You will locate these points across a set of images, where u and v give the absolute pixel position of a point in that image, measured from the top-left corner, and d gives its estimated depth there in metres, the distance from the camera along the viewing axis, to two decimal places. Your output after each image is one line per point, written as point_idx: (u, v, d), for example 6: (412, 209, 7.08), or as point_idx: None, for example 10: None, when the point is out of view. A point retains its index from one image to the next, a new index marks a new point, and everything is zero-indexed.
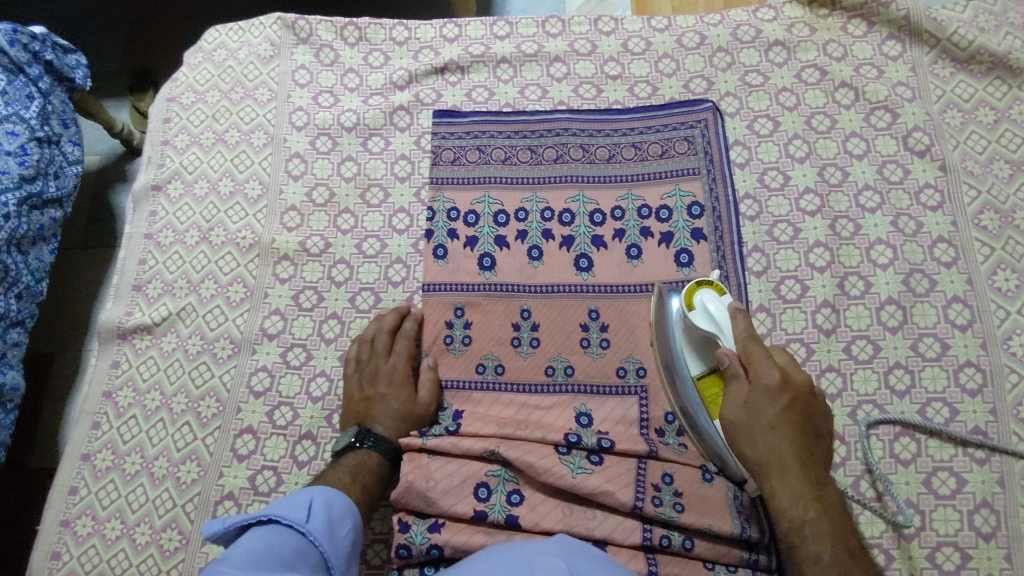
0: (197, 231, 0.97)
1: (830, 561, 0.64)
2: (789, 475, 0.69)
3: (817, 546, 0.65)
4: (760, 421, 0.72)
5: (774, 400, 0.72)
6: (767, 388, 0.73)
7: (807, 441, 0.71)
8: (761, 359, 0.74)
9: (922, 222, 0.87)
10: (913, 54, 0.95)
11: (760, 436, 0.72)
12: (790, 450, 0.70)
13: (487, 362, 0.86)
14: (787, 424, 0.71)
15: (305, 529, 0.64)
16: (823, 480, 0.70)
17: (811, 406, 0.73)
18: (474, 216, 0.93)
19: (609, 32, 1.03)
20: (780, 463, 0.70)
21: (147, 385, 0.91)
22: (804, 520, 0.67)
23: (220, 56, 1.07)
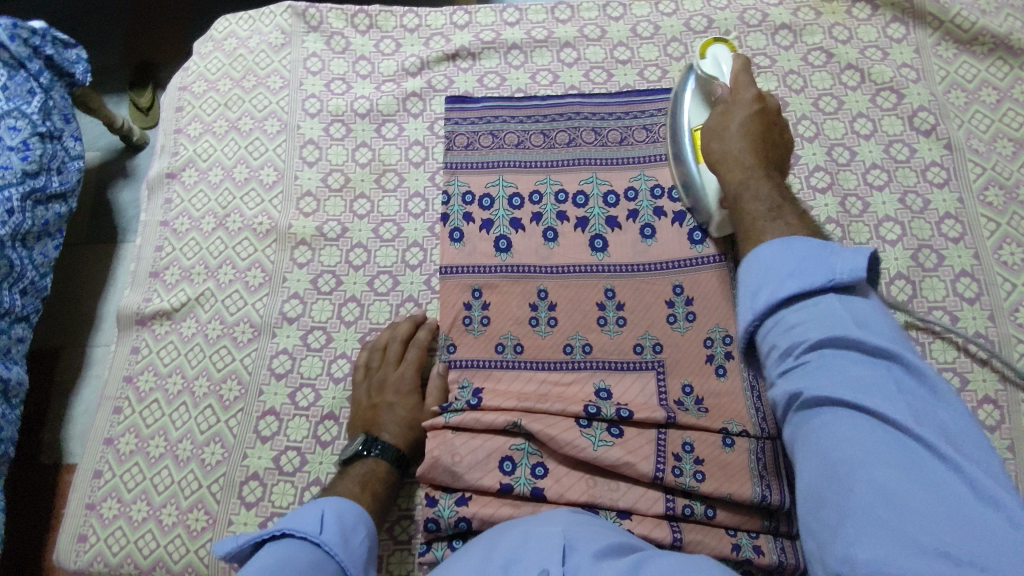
0: (214, 218, 0.98)
1: (776, 232, 0.68)
2: (752, 184, 0.75)
3: (766, 224, 0.70)
4: (730, 122, 0.80)
5: (748, 106, 0.80)
6: (744, 100, 0.81)
7: (772, 144, 0.79)
8: (741, 117, 0.80)
9: (929, 198, 0.89)
10: (917, 36, 0.97)
11: (740, 172, 0.77)
12: (750, 149, 0.77)
13: (506, 342, 0.87)
14: (748, 139, 0.78)
15: (318, 540, 0.65)
16: (780, 180, 0.76)
17: (777, 138, 0.79)
18: (489, 199, 0.94)
19: (618, 18, 1.04)
20: (739, 160, 0.77)
21: (168, 369, 0.91)
22: (767, 226, 0.70)
23: (231, 45, 1.08)
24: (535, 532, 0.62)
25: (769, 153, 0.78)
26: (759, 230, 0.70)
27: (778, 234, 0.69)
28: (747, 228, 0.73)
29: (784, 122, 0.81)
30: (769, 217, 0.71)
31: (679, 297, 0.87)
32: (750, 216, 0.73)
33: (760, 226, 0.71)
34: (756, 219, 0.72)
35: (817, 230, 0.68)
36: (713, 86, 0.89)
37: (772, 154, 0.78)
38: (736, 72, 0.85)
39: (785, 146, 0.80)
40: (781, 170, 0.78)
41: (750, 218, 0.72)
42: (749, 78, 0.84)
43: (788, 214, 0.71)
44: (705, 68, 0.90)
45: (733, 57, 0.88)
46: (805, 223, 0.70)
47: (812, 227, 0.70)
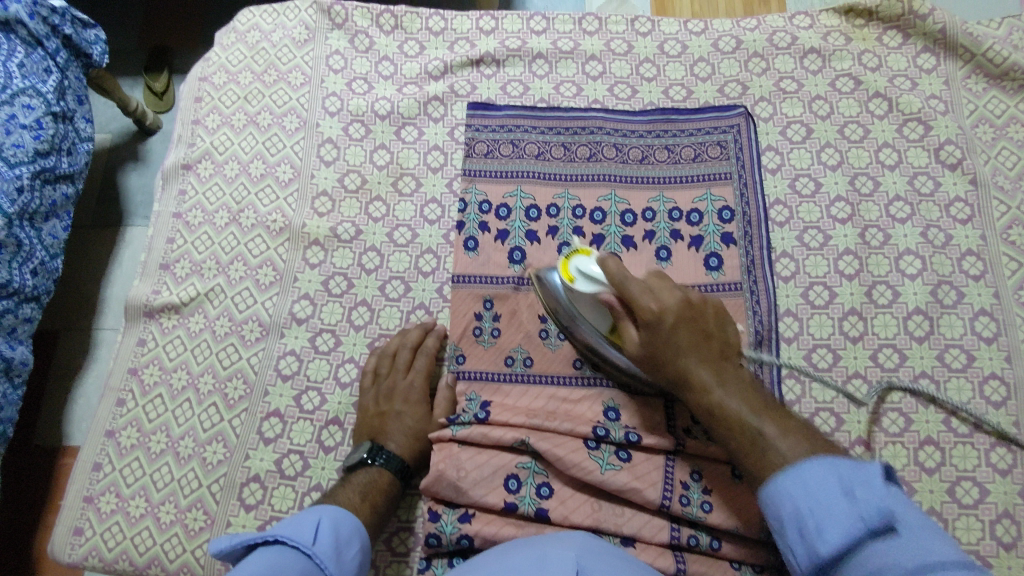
0: (227, 213, 0.97)
1: (778, 432, 0.61)
2: (705, 367, 0.66)
3: (767, 437, 0.61)
4: (660, 316, 0.68)
5: (666, 297, 0.69)
6: (650, 318, 0.68)
7: (705, 330, 0.68)
8: (638, 286, 0.69)
9: (951, 234, 0.88)
10: (947, 67, 0.96)
11: (662, 340, 0.68)
12: (687, 340, 0.67)
13: (516, 355, 0.86)
14: (681, 338, 0.67)
15: (312, 551, 0.64)
16: (727, 369, 0.67)
17: (704, 315, 0.69)
18: (506, 209, 0.93)
19: (646, 33, 1.03)
20: (690, 364, 0.67)
21: (173, 364, 0.90)
22: (772, 442, 0.61)
23: (254, 38, 1.07)
24: (551, 555, 0.61)
25: (702, 324, 0.68)
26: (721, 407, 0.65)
27: (778, 443, 0.60)
28: (743, 443, 0.63)
29: (700, 297, 0.70)
30: (766, 445, 0.61)
31: None
32: (699, 385, 0.66)
33: (760, 452, 0.61)
34: (670, 363, 0.68)
35: (809, 427, 0.63)
36: (591, 298, 0.75)
37: (703, 329, 0.68)
38: (613, 276, 0.70)
39: (717, 310, 0.70)
40: (732, 360, 0.68)
41: (744, 441, 0.63)
42: (665, 279, 0.71)
43: (727, 379, 0.66)
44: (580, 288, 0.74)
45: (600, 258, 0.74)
46: (753, 401, 0.65)
47: (775, 413, 0.64)
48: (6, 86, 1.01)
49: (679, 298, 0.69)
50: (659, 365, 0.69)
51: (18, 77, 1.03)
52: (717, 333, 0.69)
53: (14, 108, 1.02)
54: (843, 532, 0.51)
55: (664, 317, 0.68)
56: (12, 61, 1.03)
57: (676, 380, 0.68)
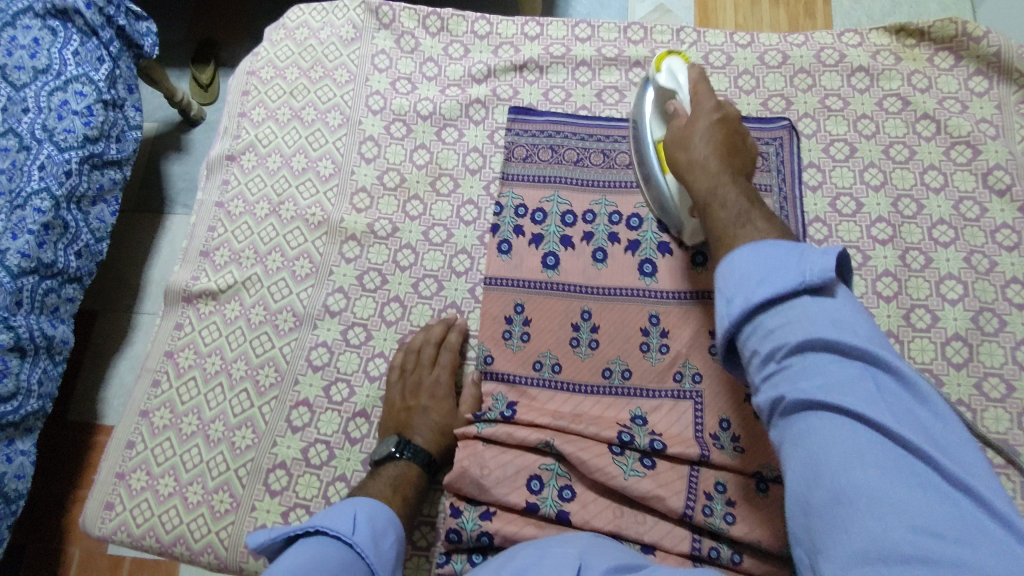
0: (268, 204, 0.99)
1: (761, 232, 0.63)
2: (710, 172, 0.72)
3: (739, 232, 0.64)
4: (694, 129, 0.77)
5: (705, 116, 0.77)
6: (703, 111, 0.78)
7: (735, 145, 0.76)
8: (682, 120, 0.79)
9: (996, 261, 0.86)
10: (999, 91, 0.94)
11: (708, 184, 0.72)
12: (719, 162, 0.73)
13: (545, 360, 0.86)
14: (715, 133, 0.75)
15: (352, 540, 0.65)
16: (740, 163, 0.74)
17: (741, 148, 0.76)
18: (542, 213, 0.93)
19: (691, 44, 1.03)
20: (709, 169, 0.72)
21: (208, 349, 0.92)
22: (745, 228, 0.64)
23: (302, 35, 1.09)
24: (553, 552, 0.61)
25: (736, 162, 0.74)
26: (733, 234, 0.64)
27: (749, 238, 0.62)
28: (720, 236, 0.66)
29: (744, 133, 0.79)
30: (740, 231, 0.64)
31: None
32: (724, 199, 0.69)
33: (734, 233, 0.65)
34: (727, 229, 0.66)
35: (791, 234, 0.63)
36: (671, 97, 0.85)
37: (736, 163, 0.74)
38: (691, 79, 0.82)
39: (745, 144, 0.78)
40: (747, 178, 0.74)
41: (721, 228, 0.67)
42: (709, 88, 0.81)
43: (735, 180, 0.71)
44: (662, 82, 0.85)
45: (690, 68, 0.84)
46: (754, 202, 0.68)
47: (767, 214, 0.66)
48: (60, 73, 1.05)
49: (717, 114, 0.77)
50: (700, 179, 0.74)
51: (71, 64, 1.06)
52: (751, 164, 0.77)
53: (67, 94, 1.05)
54: (794, 342, 0.50)
55: (694, 120, 0.77)
56: (66, 50, 1.06)
57: (704, 203, 0.71)
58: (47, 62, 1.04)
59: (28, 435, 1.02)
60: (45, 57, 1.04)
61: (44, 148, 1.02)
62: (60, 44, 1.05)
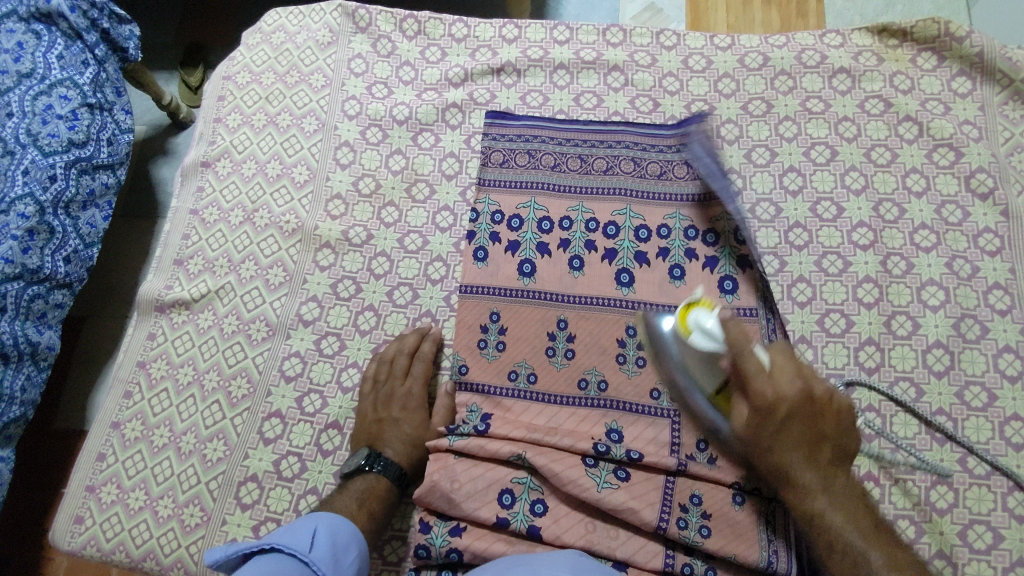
0: (242, 212, 0.98)
1: (885, 564, 0.60)
2: (807, 477, 0.64)
3: (852, 539, 0.62)
4: (774, 407, 0.64)
5: (782, 427, 0.64)
6: (762, 402, 0.64)
7: (814, 432, 0.65)
8: (754, 365, 0.65)
9: (978, 266, 0.84)
10: (983, 92, 0.92)
11: (775, 430, 0.64)
12: (812, 465, 0.64)
13: (520, 370, 0.84)
14: (794, 441, 0.65)
15: (307, 559, 0.64)
16: (830, 465, 0.65)
17: (825, 417, 0.65)
18: (518, 220, 0.92)
19: (670, 46, 1.01)
20: (803, 481, 0.64)
21: (180, 359, 0.91)
22: (870, 564, 0.60)
23: (278, 39, 1.08)
24: (544, 574, 0.60)
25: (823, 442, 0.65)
26: (824, 518, 0.63)
27: (869, 568, 0.60)
28: (833, 545, 0.63)
29: (830, 392, 0.65)
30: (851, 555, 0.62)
31: None
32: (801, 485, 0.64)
33: (855, 568, 0.61)
34: (763, 453, 0.66)
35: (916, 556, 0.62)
36: (711, 355, 0.72)
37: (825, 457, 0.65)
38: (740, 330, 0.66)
39: (841, 415, 0.65)
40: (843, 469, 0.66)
41: (840, 557, 0.62)
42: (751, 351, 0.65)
43: (836, 491, 0.64)
44: (694, 343, 0.73)
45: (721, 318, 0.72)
46: (851, 512, 0.64)
47: (876, 531, 0.63)
48: (44, 77, 1.05)
49: (801, 389, 0.64)
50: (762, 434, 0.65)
51: (56, 68, 1.06)
52: (834, 437, 0.65)
53: (51, 99, 1.04)
54: None
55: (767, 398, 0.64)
56: (51, 53, 1.06)
57: (801, 511, 0.65)
58: (31, 66, 1.04)
59: (8, 442, 1.00)
60: (29, 61, 1.04)
61: (27, 154, 1.01)
62: (44, 48, 1.05)
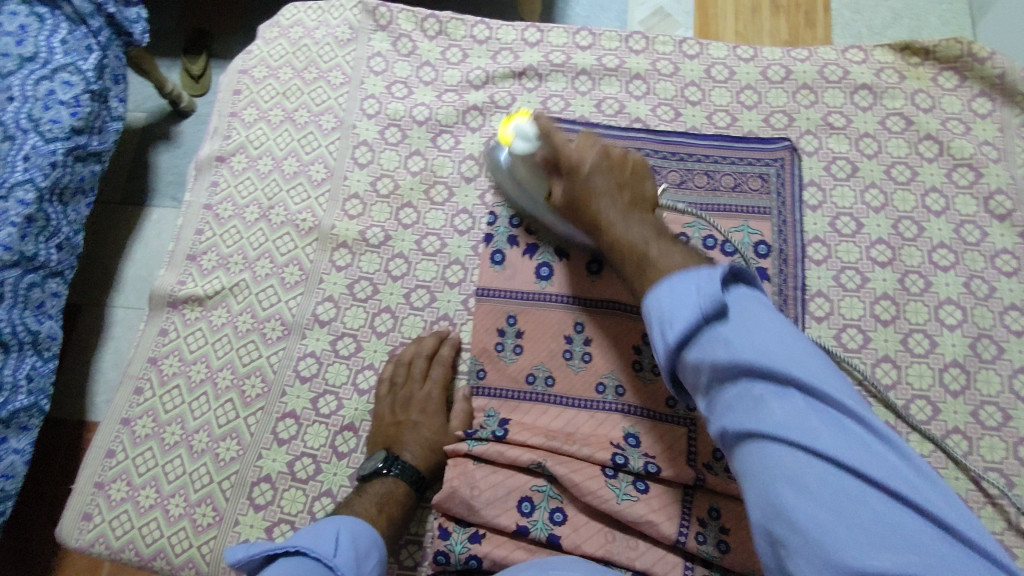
0: (257, 209, 0.97)
1: (685, 267, 0.64)
2: (629, 220, 0.73)
3: (629, 241, 0.71)
4: (571, 149, 0.78)
5: (622, 225, 0.73)
6: (568, 131, 0.81)
7: (640, 203, 0.75)
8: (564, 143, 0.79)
9: (995, 286, 0.85)
10: (1003, 113, 0.93)
11: (574, 167, 0.77)
12: (590, 163, 0.77)
13: (538, 373, 0.84)
14: (626, 207, 0.74)
15: (333, 563, 0.63)
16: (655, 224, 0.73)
17: (640, 205, 0.76)
18: (537, 225, 0.91)
19: (693, 56, 1.01)
20: (580, 170, 0.77)
21: (193, 356, 0.90)
22: (681, 270, 0.64)
23: (296, 34, 1.06)
24: None
25: (619, 170, 0.77)
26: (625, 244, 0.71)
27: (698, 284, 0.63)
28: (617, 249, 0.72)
29: (631, 158, 0.79)
30: (626, 244, 0.72)
31: None
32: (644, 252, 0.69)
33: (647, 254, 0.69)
34: (620, 248, 0.72)
35: (693, 250, 0.70)
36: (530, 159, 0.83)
37: (628, 195, 0.75)
38: (593, 189, 0.76)
39: (634, 170, 0.78)
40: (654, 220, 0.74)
41: (625, 255, 0.71)
42: (561, 137, 0.80)
43: (633, 218, 0.73)
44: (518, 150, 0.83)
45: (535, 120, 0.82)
46: (642, 218, 0.73)
47: (688, 253, 0.68)
48: (47, 61, 1.02)
49: (599, 152, 0.78)
50: (575, 178, 0.77)
51: (59, 53, 1.03)
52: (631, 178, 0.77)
53: (54, 84, 1.01)
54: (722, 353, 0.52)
55: (568, 146, 0.79)
56: (54, 38, 1.03)
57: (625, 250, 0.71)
58: (34, 50, 1.01)
59: (23, 432, 0.98)
60: (32, 44, 1.02)
61: (29, 139, 0.99)
62: (47, 32, 1.03)
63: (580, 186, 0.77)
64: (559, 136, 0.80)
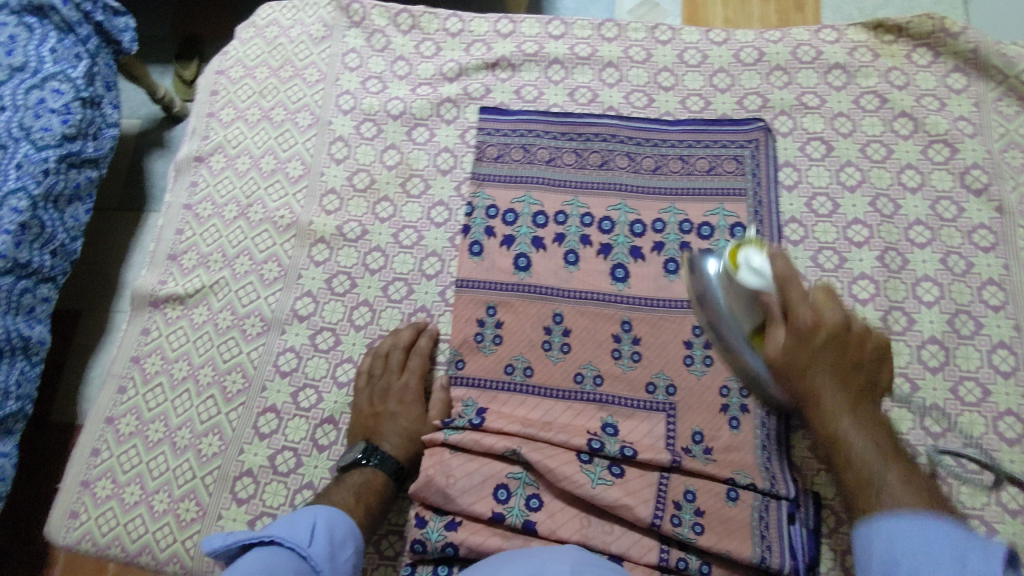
0: (236, 206, 0.97)
1: (893, 487, 0.54)
2: (841, 419, 0.59)
3: (840, 417, 0.60)
4: (813, 347, 0.61)
5: (835, 388, 0.60)
6: (801, 328, 0.62)
7: (854, 367, 0.61)
8: (799, 297, 0.63)
9: (973, 262, 0.84)
10: (978, 88, 0.92)
11: (808, 355, 0.61)
12: (838, 385, 0.60)
13: (517, 364, 0.84)
14: (841, 386, 0.60)
15: (306, 552, 0.64)
16: (928, 487, 0.55)
17: (860, 373, 0.61)
18: (513, 214, 0.92)
19: (666, 41, 1.01)
20: (831, 407, 0.60)
21: (175, 355, 0.91)
22: (889, 486, 0.55)
23: (272, 33, 1.07)
24: (548, 569, 0.60)
25: (849, 364, 0.61)
26: (875, 493, 0.55)
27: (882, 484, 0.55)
28: (843, 454, 0.59)
29: (871, 336, 0.63)
30: (872, 476, 0.56)
31: (698, 339, 0.83)
32: (861, 480, 0.56)
33: (868, 492, 0.55)
34: (865, 485, 0.56)
35: (921, 472, 0.57)
36: (755, 292, 0.70)
37: (860, 380, 0.61)
38: (782, 273, 0.63)
39: (872, 351, 0.62)
40: (870, 397, 0.61)
41: (840, 445, 0.59)
42: (804, 290, 0.63)
43: (858, 409, 0.60)
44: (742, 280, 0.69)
45: (770, 257, 0.68)
46: (855, 397, 0.60)
47: (896, 453, 0.58)
48: (37, 71, 1.03)
49: (829, 341, 0.61)
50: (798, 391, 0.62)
51: (49, 62, 1.04)
52: (868, 366, 0.62)
53: (44, 92, 1.03)
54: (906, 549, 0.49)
55: (833, 326, 0.61)
56: (43, 46, 1.04)
57: (816, 423, 0.61)
58: (24, 60, 1.03)
59: (8, 437, 0.98)
60: (22, 54, 1.03)
61: (20, 148, 1.00)
62: (37, 41, 1.04)
63: (789, 374, 0.63)
64: (798, 286, 0.63)
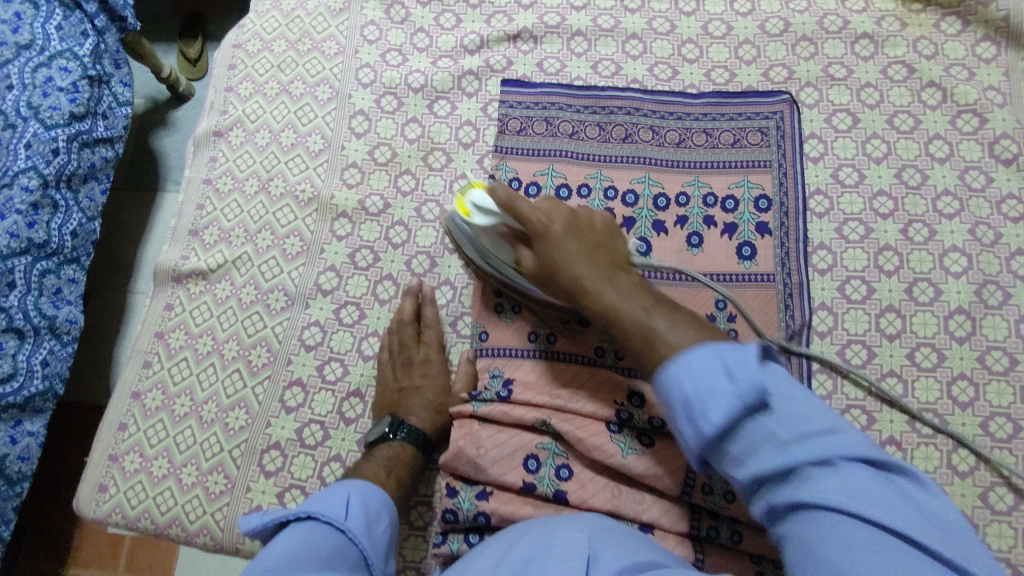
0: (257, 181, 0.97)
1: (669, 327, 0.61)
2: (626, 295, 0.65)
3: (604, 292, 0.66)
4: (562, 248, 0.68)
5: (641, 299, 0.65)
6: (552, 227, 0.69)
7: (592, 247, 0.69)
8: (532, 207, 0.70)
9: (1001, 232, 0.84)
10: (1008, 57, 0.91)
11: (560, 251, 0.68)
12: (605, 279, 0.67)
13: (539, 332, 0.83)
14: (610, 270, 0.67)
15: (344, 527, 0.64)
16: (694, 319, 0.62)
17: (592, 234, 0.71)
18: (536, 187, 0.91)
19: (690, 12, 1.00)
20: (608, 299, 0.66)
21: (199, 329, 0.91)
22: (666, 336, 0.60)
23: (289, 6, 1.06)
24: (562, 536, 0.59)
25: (586, 238, 0.70)
26: (663, 346, 0.59)
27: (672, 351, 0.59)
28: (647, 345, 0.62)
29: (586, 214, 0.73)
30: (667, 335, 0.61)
31: (722, 313, 0.82)
32: (657, 350, 0.60)
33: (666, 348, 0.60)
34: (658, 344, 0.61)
35: (698, 318, 0.63)
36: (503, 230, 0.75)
37: (602, 255, 0.69)
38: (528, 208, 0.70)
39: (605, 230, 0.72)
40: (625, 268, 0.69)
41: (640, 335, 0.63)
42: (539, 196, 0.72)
43: (615, 279, 0.67)
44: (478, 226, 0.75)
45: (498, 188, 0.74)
46: (607, 264, 0.68)
47: (666, 306, 0.64)
48: (44, 49, 1.01)
49: (567, 218, 0.70)
50: (555, 257, 0.68)
51: (55, 39, 1.02)
52: (604, 236, 0.71)
53: (51, 70, 1.01)
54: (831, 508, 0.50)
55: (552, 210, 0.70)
56: (49, 24, 1.02)
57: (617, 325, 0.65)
58: (30, 38, 1.00)
59: (36, 416, 0.99)
60: (27, 32, 1.00)
61: (30, 126, 0.98)
62: (42, 19, 1.01)
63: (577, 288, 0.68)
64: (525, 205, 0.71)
